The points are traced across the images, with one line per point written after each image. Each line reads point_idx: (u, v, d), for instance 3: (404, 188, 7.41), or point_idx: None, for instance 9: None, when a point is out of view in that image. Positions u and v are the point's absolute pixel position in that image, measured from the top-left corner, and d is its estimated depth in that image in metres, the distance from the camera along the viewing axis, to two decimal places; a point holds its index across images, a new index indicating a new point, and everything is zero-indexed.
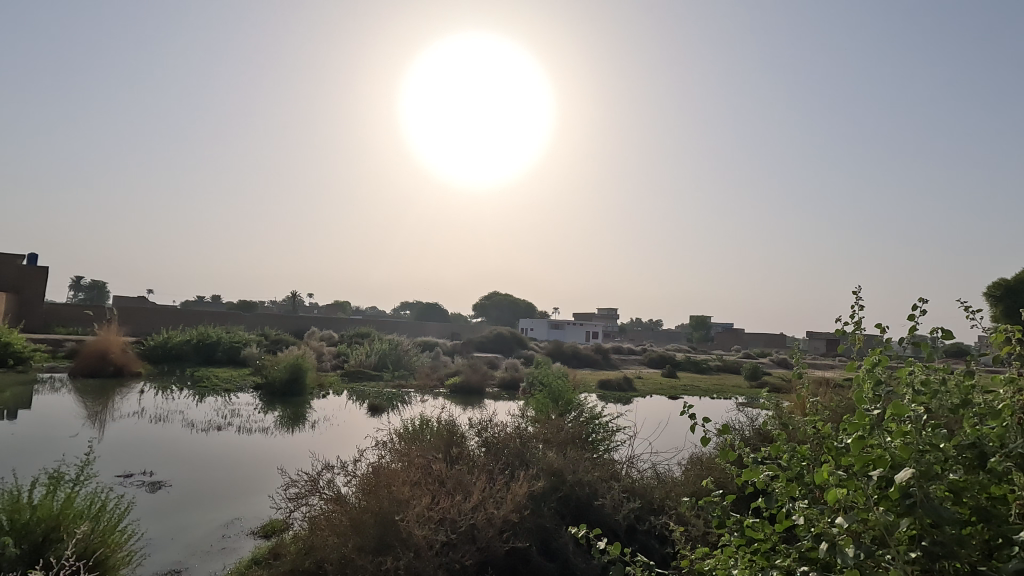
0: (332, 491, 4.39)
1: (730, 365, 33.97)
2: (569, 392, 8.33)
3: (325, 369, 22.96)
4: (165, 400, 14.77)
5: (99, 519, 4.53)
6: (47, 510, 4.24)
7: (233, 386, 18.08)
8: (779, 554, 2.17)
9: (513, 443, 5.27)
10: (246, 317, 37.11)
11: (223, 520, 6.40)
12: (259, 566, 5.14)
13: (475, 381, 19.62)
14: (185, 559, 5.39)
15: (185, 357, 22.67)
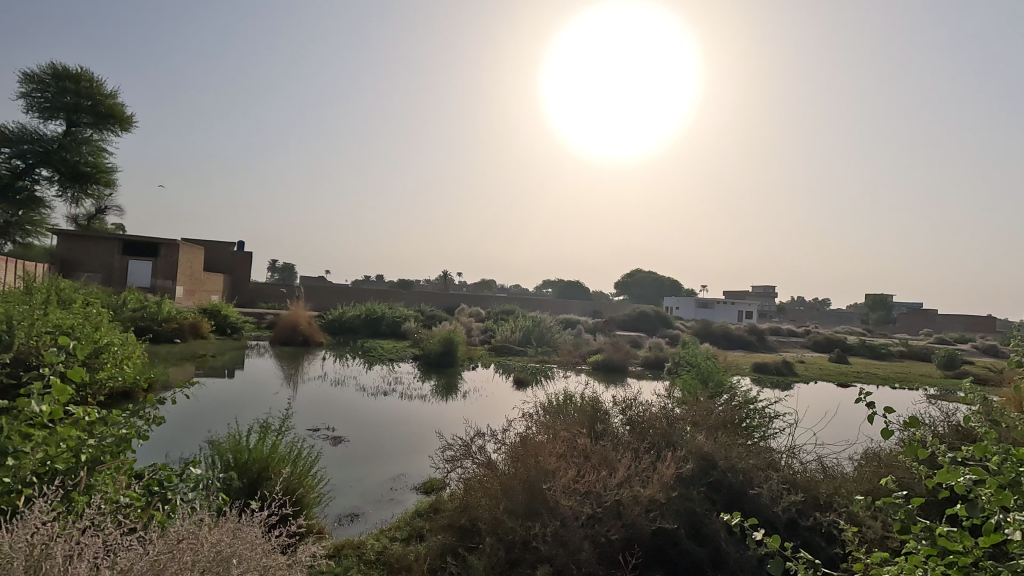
0: (484, 457, 4.71)
1: (918, 352, 29.36)
2: (720, 373, 7.87)
3: (475, 344, 24.44)
4: (342, 367, 16.89)
5: (297, 463, 5.37)
6: (259, 452, 5.14)
7: (396, 357, 20.10)
8: (984, 571, 1.85)
9: (659, 423, 5.12)
10: (405, 294, 40.66)
11: (391, 474, 7.19)
12: (422, 518, 5.69)
13: (619, 360, 19.43)
14: (361, 505, 6.18)
15: (356, 329, 25.66)
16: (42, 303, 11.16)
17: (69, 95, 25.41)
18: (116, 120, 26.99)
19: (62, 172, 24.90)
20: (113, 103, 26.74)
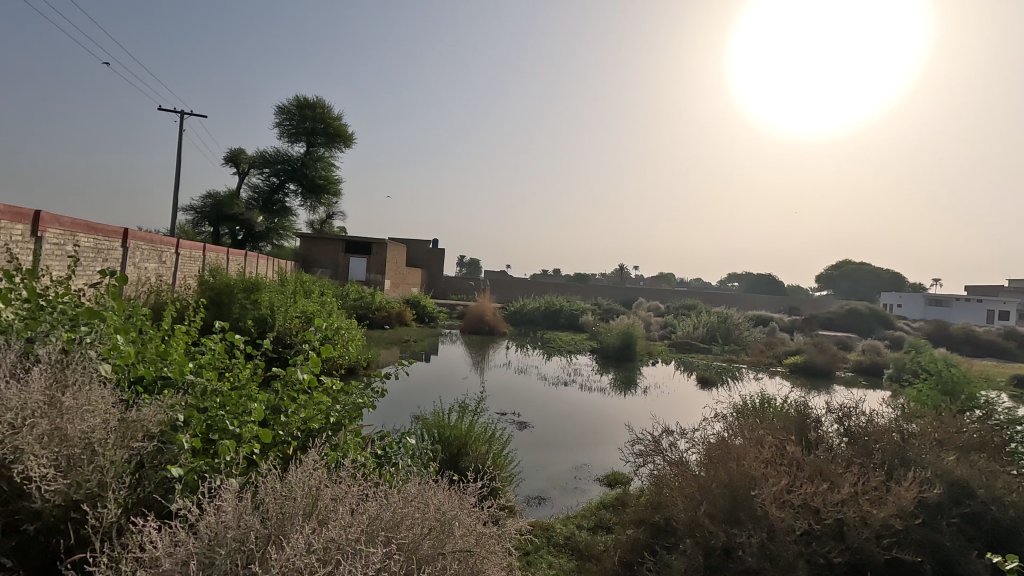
0: (675, 455, 4.55)
1: None
2: (969, 385, 6.48)
3: (654, 339, 23.73)
4: (524, 357, 17.75)
5: (492, 443, 5.79)
6: (459, 430, 5.67)
7: (574, 349, 20.47)
8: None
9: (888, 437, 4.40)
10: (581, 288, 41.11)
11: (574, 463, 7.34)
12: (608, 510, 5.71)
13: (823, 363, 17.19)
14: (548, 490, 6.42)
15: (536, 321, 26.73)
16: (293, 292, 13.70)
17: (309, 121, 30.73)
18: (341, 138, 31.90)
19: (304, 185, 30.23)
20: (339, 125, 31.64)
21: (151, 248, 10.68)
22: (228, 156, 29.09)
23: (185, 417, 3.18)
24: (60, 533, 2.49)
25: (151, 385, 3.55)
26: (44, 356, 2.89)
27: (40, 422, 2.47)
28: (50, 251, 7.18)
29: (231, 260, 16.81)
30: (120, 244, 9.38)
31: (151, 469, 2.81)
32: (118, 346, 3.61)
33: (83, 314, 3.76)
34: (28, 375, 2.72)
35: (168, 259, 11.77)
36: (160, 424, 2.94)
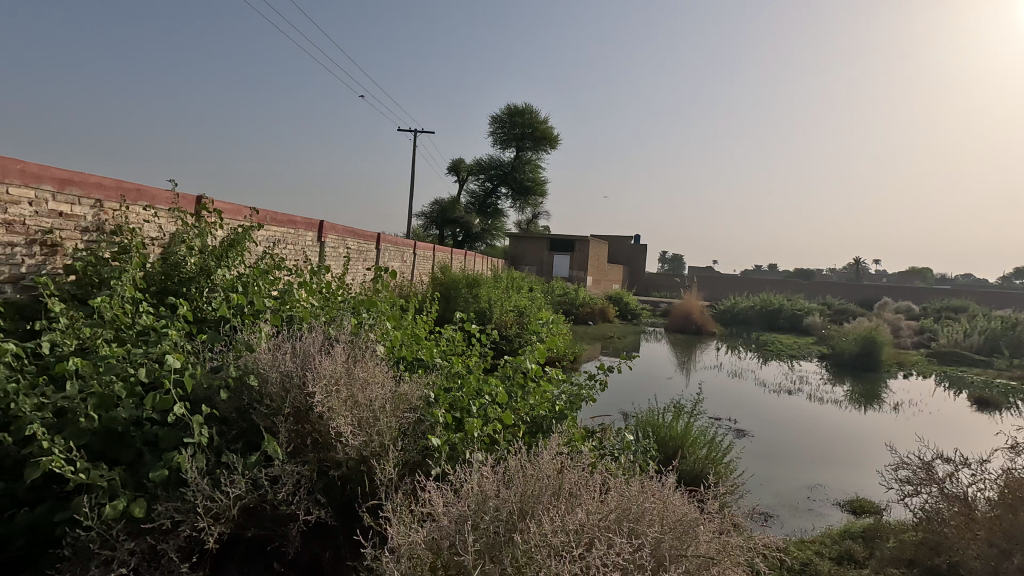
0: (958, 488, 3.74)
1: None
2: None
3: (904, 347, 19.88)
4: (737, 359, 16.44)
5: (713, 449, 5.48)
6: (676, 431, 5.50)
7: (798, 353, 18.26)
8: None
9: None
10: (804, 285, 36.44)
11: (807, 482, 6.54)
12: (856, 540, 4.94)
13: None
14: (776, 506, 5.84)
15: (750, 321, 24.51)
16: (507, 288, 14.79)
17: (518, 128, 32.86)
18: (547, 141, 33.47)
19: (513, 188, 32.41)
20: (545, 128, 33.21)
21: (396, 249, 12.54)
22: (451, 166, 32.70)
23: (435, 395, 3.65)
24: (354, 481, 3.02)
25: (411, 365, 4.15)
26: (340, 336, 3.59)
27: (342, 389, 3.04)
28: (330, 253, 8.91)
29: (455, 258, 18.81)
30: (375, 246, 11.21)
31: (416, 436, 3.26)
32: (387, 330, 4.31)
33: (362, 303, 4.58)
34: (334, 350, 3.39)
35: (408, 259, 13.68)
36: (421, 399, 3.41)
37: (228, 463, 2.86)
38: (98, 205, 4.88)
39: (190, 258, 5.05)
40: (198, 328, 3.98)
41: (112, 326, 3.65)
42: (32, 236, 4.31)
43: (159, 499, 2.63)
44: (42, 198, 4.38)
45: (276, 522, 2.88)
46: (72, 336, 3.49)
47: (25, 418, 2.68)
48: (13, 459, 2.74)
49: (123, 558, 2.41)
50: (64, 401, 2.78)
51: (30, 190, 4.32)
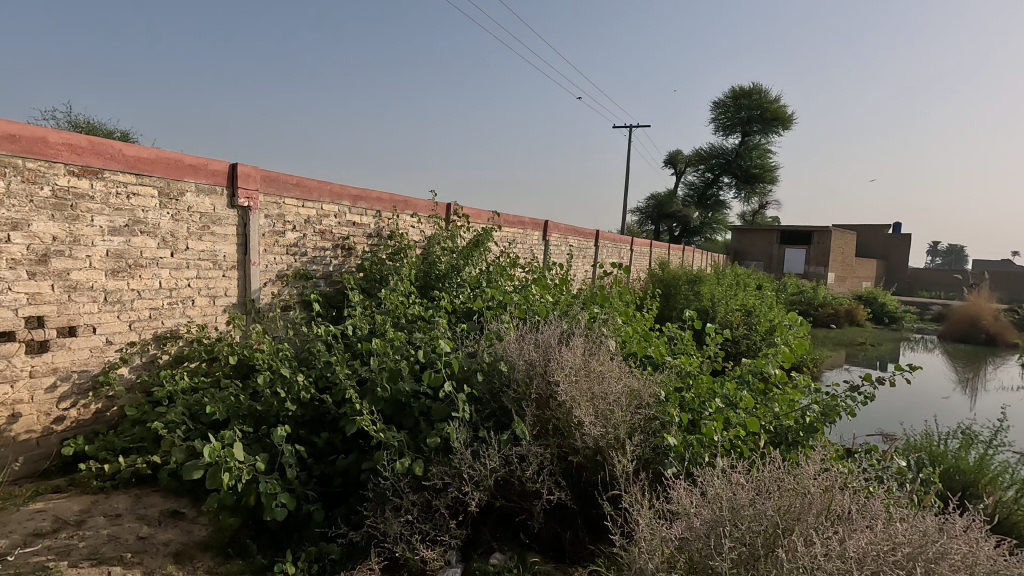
0: None
1: None
2: None
3: None
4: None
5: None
6: (967, 464, 4.47)
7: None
8: None
9: None
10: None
11: None
12: None
13: None
14: None
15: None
16: (731, 285, 13.74)
17: (743, 111, 30.20)
18: (778, 121, 30.10)
19: (737, 177, 29.90)
20: (776, 107, 29.90)
21: (614, 245, 12.63)
22: (668, 159, 31.61)
23: (668, 394, 3.58)
24: (592, 470, 3.12)
25: (642, 361, 4.14)
26: (576, 330, 3.77)
27: (582, 379, 3.18)
28: (554, 251, 9.39)
29: (673, 254, 18.15)
30: (594, 244, 11.46)
31: (651, 433, 3.24)
32: (618, 326, 4.37)
33: (592, 299, 4.73)
34: (572, 342, 3.57)
35: (625, 255, 13.66)
36: (655, 397, 3.37)
37: (483, 438, 3.22)
38: (379, 215, 5.95)
39: (444, 257, 5.83)
40: (454, 318, 4.57)
41: (392, 314, 4.42)
42: (337, 242, 5.46)
43: (433, 462, 3.09)
44: (343, 211, 5.51)
45: (522, 497, 3.15)
46: (366, 322, 4.32)
47: (341, 384, 3.40)
48: (333, 416, 3.50)
49: (408, 506, 2.89)
50: (366, 373, 3.45)
51: (335, 205, 5.41)
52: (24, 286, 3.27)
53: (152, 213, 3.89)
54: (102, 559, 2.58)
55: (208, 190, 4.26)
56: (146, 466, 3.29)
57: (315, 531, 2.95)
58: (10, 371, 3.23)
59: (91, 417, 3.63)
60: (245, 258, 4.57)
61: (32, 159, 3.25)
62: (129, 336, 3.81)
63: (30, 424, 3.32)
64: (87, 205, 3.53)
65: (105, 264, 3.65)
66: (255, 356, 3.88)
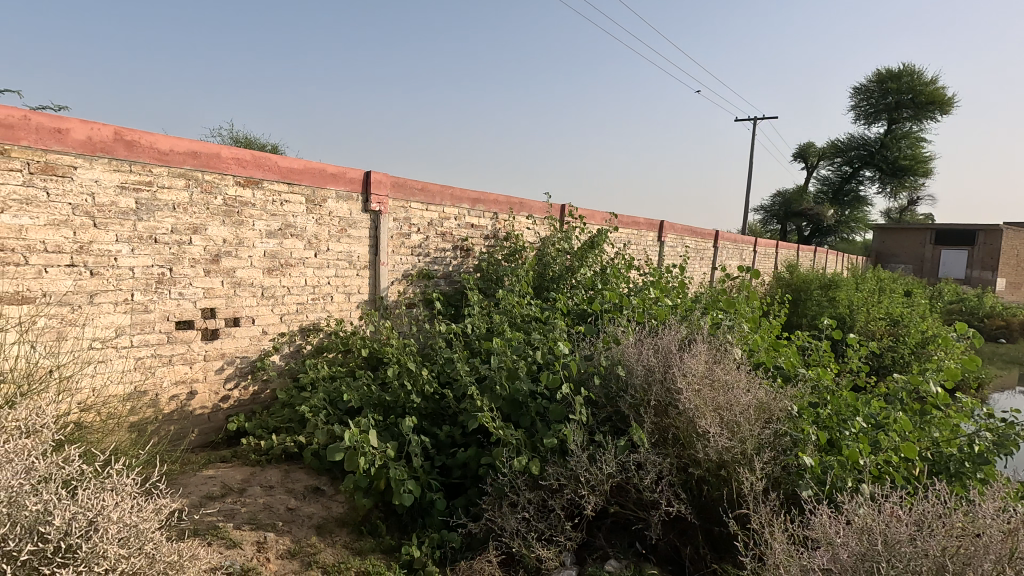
0: None
1: None
2: None
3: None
4: None
5: None
6: None
7: None
8: None
9: None
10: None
11: None
12: None
13: None
14: None
15: None
16: (873, 291, 12.34)
17: (890, 96, 26.97)
18: (936, 106, 26.53)
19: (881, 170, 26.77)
20: (932, 90, 26.37)
21: (735, 247, 11.89)
22: (798, 152, 29.10)
23: (801, 409, 3.29)
24: (714, 484, 2.96)
25: (771, 372, 3.85)
26: (698, 337, 3.61)
27: (705, 388, 3.03)
28: (669, 252, 9.06)
29: (802, 256, 16.71)
30: (714, 245, 10.89)
31: (783, 450, 3.00)
32: (744, 333, 4.11)
33: (715, 303, 4.49)
34: (694, 349, 3.41)
35: (748, 256, 12.80)
36: (787, 411, 3.12)
37: (599, 442, 3.18)
38: (496, 217, 6.12)
39: (559, 259, 5.86)
40: (568, 320, 4.58)
41: (509, 314, 4.53)
42: (457, 243, 5.70)
43: (549, 462, 3.11)
44: (463, 214, 5.75)
45: (639, 506, 3.07)
46: (484, 321, 4.47)
47: (462, 381, 3.55)
48: (453, 410, 3.66)
49: (524, 504, 2.95)
50: (485, 371, 3.57)
51: (456, 209, 5.66)
52: (201, 281, 3.79)
53: (301, 217, 4.34)
54: (259, 524, 2.92)
55: (346, 196, 4.66)
56: (293, 444, 3.68)
57: (437, 519, 3.11)
58: (190, 354, 3.77)
59: (249, 397, 4.12)
60: (376, 258, 4.93)
61: (209, 173, 3.77)
62: (280, 327, 4.28)
63: (203, 400, 3.86)
64: (250, 211, 4.02)
65: (262, 263, 4.13)
66: (384, 350, 4.18)
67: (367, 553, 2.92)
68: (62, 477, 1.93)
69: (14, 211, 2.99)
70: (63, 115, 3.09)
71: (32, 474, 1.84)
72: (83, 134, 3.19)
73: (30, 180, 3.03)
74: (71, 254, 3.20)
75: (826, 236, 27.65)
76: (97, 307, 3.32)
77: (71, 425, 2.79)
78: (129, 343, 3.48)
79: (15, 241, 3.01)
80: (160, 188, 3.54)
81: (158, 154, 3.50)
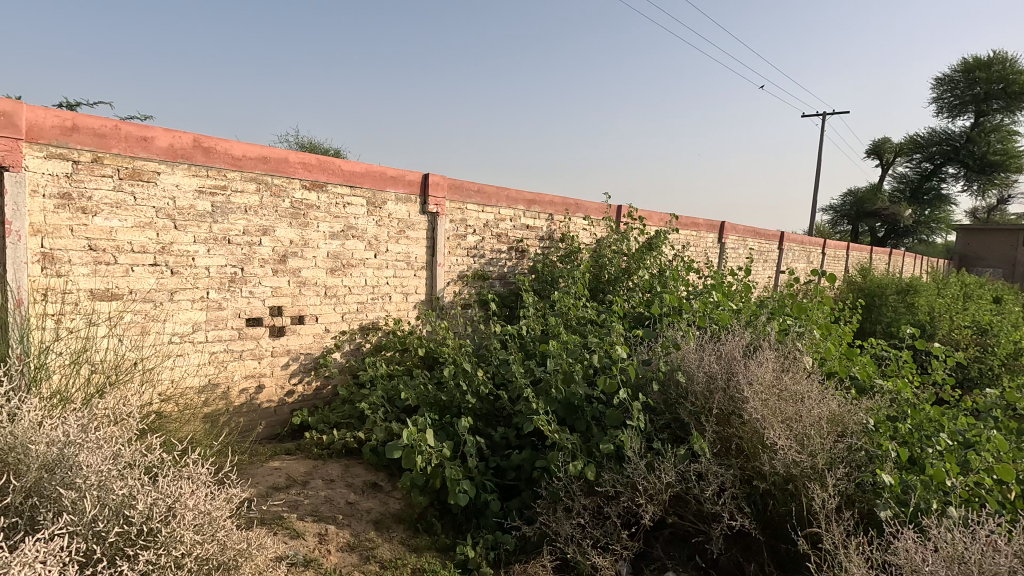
0: None
1: None
2: None
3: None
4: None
5: None
6: None
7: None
8: None
9: None
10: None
11: None
12: None
13: None
14: None
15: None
16: (957, 297, 11.44)
17: (979, 85, 24.96)
18: None
19: (967, 166, 24.79)
20: None
21: (801, 249, 11.33)
22: (872, 148, 27.41)
23: (878, 422, 3.08)
24: (781, 499, 2.80)
25: (844, 383, 3.62)
26: (765, 343, 3.44)
27: (773, 398, 2.88)
28: (731, 254, 8.73)
29: (876, 258, 15.75)
30: (779, 247, 10.41)
31: (858, 466, 2.80)
32: (814, 339, 3.89)
33: (781, 308, 4.28)
34: (760, 356, 3.25)
35: (815, 259, 12.17)
36: (863, 425, 2.93)
37: (658, 450, 3.09)
38: (551, 218, 6.10)
39: (615, 260, 5.76)
40: (625, 323, 4.49)
41: (564, 317, 4.49)
42: (512, 244, 5.71)
43: (605, 468, 3.05)
44: (519, 215, 5.75)
45: (700, 518, 2.95)
46: (539, 323, 4.45)
47: (517, 383, 3.55)
48: (508, 412, 3.66)
49: (580, 510, 2.90)
50: (541, 374, 3.55)
51: (512, 210, 5.67)
52: (270, 281, 3.97)
53: (362, 219, 4.46)
54: (321, 516, 3.02)
55: (406, 198, 4.76)
56: (353, 440, 3.78)
57: (492, 520, 3.11)
58: (259, 350, 3.95)
59: (312, 392, 4.28)
60: (433, 259, 5.01)
61: (279, 177, 3.94)
62: (341, 326, 4.42)
63: (270, 394, 4.03)
64: (315, 213, 4.17)
65: (326, 264, 4.27)
66: (440, 350, 4.22)
67: (422, 550, 2.95)
68: (145, 464, 2.05)
69: (105, 214, 3.23)
70: (149, 124, 3.31)
71: (119, 459, 1.97)
72: (166, 142, 3.40)
73: (119, 185, 3.26)
74: (154, 254, 3.42)
75: (903, 237, 25.88)
76: (176, 304, 3.53)
77: (152, 415, 2.98)
78: (205, 339, 3.68)
79: (106, 241, 3.24)
80: (233, 192, 3.73)
81: (232, 160, 3.69)
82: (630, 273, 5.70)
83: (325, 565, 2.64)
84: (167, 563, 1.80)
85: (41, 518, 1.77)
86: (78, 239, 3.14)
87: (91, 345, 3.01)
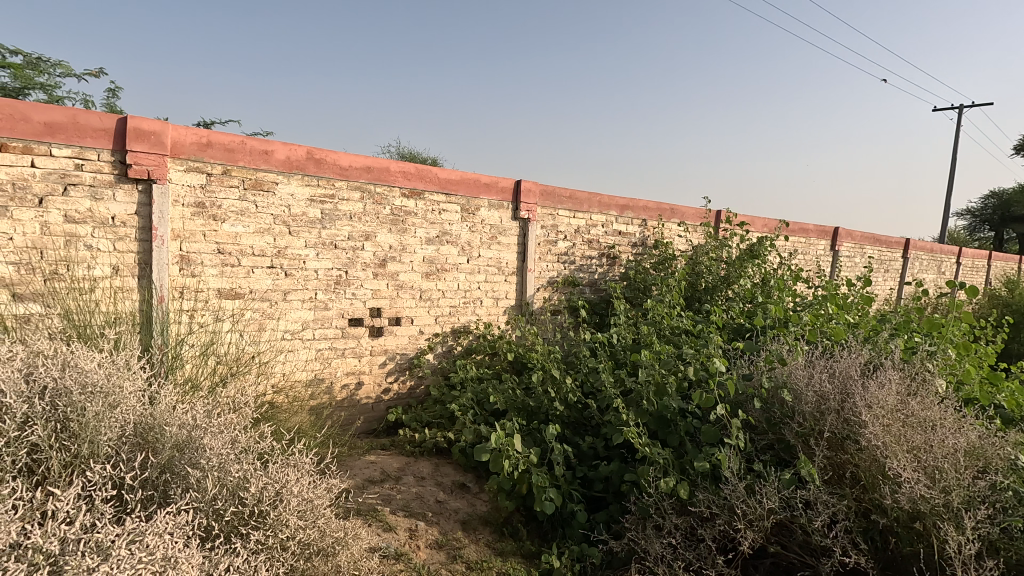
0: None
1: None
2: None
3: None
4: None
5: None
6: None
7: None
8: None
9: None
10: None
11: None
12: None
13: None
14: None
15: None
16: None
17: None
18: None
19: None
20: None
21: (931, 258, 10.15)
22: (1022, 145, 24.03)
23: None
24: (905, 539, 2.49)
25: (987, 412, 3.16)
26: (886, 362, 3.09)
27: (896, 424, 2.58)
28: (845, 262, 8.00)
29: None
30: (903, 256, 9.40)
31: (1004, 509, 2.41)
32: (948, 360, 3.44)
33: (908, 324, 3.82)
34: (881, 376, 2.93)
35: (948, 269, 10.83)
36: (1011, 461, 2.52)
37: (759, 472, 2.87)
38: (645, 224, 5.92)
39: (713, 268, 5.48)
40: (723, 334, 4.25)
41: (657, 326, 4.33)
42: (604, 250, 5.61)
43: (699, 488, 2.89)
44: (611, 221, 5.64)
45: (808, 551, 2.70)
46: (630, 331, 4.32)
47: (607, 393, 3.46)
48: (596, 421, 3.58)
49: (671, 529, 2.76)
50: (632, 385, 3.44)
51: (604, 215, 5.57)
52: (370, 283, 4.19)
53: (456, 225, 4.60)
54: (412, 512, 3.12)
55: (498, 205, 4.83)
56: (443, 440, 3.88)
57: (578, 531, 3.04)
58: (359, 348, 4.18)
59: (406, 391, 4.46)
60: (523, 264, 5.04)
61: (381, 185, 4.15)
62: (435, 328, 4.57)
63: (369, 390, 4.25)
64: (412, 220, 4.35)
65: (422, 268, 4.44)
66: (529, 356, 4.23)
67: (507, 554, 2.96)
68: (258, 450, 2.22)
69: (232, 221, 3.57)
70: (269, 139, 3.62)
71: (236, 445, 2.16)
72: (284, 155, 3.71)
73: (244, 195, 3.60)
74: (271, 257, 3.73)
75: None
76: (289, 303, 3.83)
77: (266, 405, 3.24)
78: (312, 336, 3.96)
79: (232, 245, 3.59)
80: (340, 201, 3.99)
81: (339, 170, 3.95)
82: (729, 282, 5.39)
83: (414, 559, 2.72)
84: (273, 544, 1.94)
85: (172, 492, 1.97)
86: (209, 243, 3.50)
87: (217, 339, 3.35)
